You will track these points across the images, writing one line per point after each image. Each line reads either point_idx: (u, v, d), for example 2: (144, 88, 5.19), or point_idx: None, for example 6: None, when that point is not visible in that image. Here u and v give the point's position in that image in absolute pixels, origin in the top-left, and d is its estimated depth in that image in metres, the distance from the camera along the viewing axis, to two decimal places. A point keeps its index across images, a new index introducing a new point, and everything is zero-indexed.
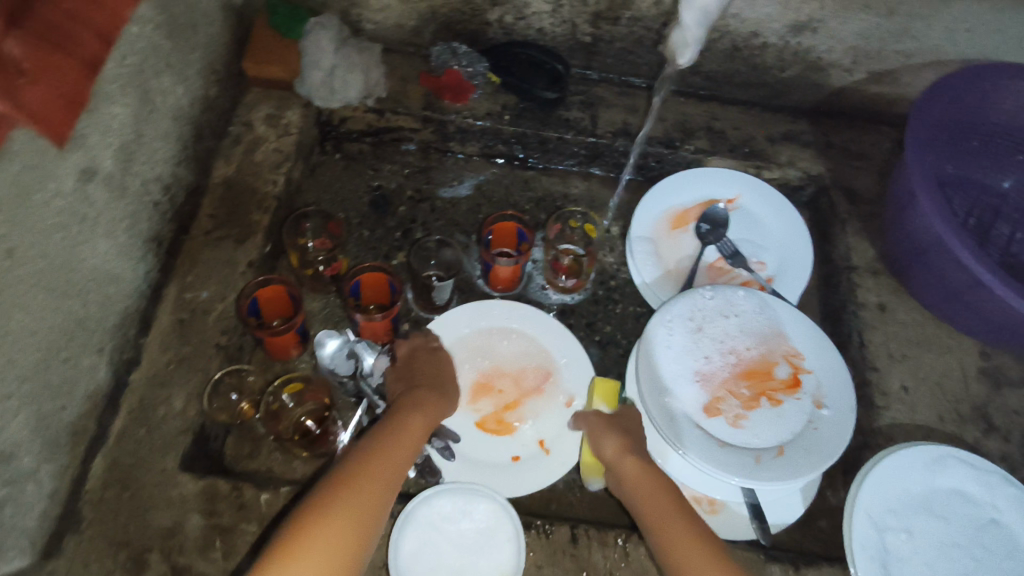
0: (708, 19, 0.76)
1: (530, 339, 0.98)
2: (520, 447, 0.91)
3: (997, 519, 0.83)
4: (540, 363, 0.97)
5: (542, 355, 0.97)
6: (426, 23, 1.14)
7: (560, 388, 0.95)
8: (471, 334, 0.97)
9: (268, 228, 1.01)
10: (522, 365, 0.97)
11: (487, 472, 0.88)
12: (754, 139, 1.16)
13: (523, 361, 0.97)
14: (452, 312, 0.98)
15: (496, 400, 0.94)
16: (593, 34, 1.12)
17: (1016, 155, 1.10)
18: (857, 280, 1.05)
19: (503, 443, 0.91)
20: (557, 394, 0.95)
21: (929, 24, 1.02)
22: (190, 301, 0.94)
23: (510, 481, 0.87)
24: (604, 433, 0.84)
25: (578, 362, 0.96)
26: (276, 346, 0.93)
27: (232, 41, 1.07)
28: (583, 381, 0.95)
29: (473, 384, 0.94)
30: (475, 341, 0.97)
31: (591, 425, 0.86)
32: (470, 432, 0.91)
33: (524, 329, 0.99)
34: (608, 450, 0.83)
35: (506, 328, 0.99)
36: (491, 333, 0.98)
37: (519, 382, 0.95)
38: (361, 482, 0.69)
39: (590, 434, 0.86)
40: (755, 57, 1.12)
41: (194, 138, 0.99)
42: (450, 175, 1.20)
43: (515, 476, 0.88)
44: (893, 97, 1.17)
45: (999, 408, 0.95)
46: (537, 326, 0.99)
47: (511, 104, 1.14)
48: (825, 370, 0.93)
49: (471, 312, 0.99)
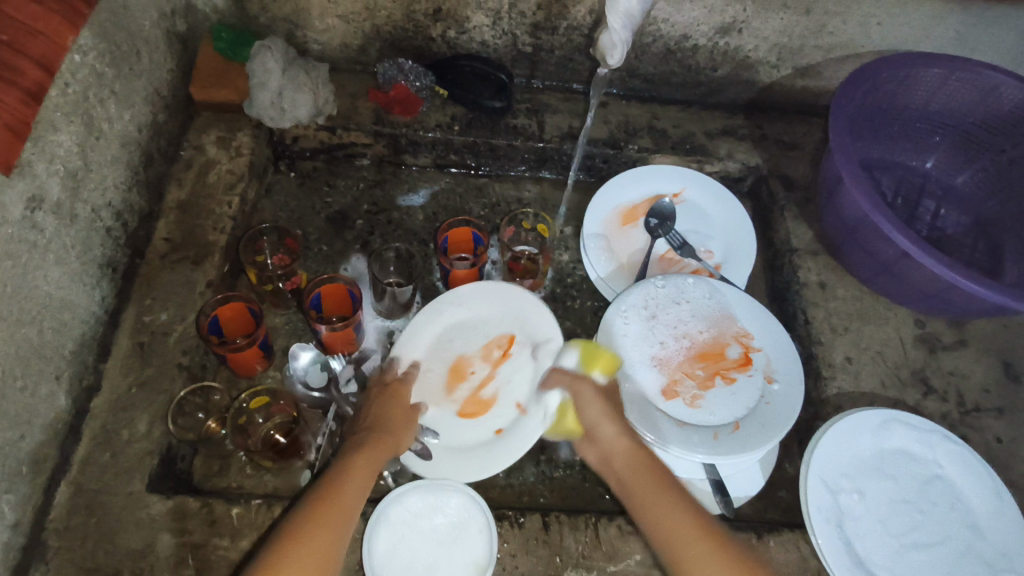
0: (633, 21, 0.79)
1: (490, 312, 1.01)
2: (501, 419, 0.93)
3: (939, 474, 0.89)
4: (503, 331, 0.99)
5: (503, 324, 1.00)
6: (371, 42, 1.18)
7: (526, 349, 0.97)
8: (435, 332, 0.99)
9: (225, 247, 1.02)
10: (486, 338, 0.99)
11: (477, 452, 0.91)
12: (693, 136, 1.22)
13: (487, 335, 0.99)
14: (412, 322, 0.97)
15: (472, 382, 0.96)
16: (534, 44, 1.17)
17: (932, 137, 1.19)
18: (799, 261, 1.10)
19: (486, 421, 0.93)
20: (523, 352, 0.97)
21: (843, 20, 1.09)
22: (148, 324, 0.94)
23: (497, 455, 0.90)
24: (605, 413, 0.84)
25: (536, 314, 0.98)
26: (239, 362, 0.93)
27: (178, 67, 1.09)
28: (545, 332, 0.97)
29: (446, 379, 0.96)
30: (439, 344, 0.98)
31: (586, 398, 0.85)
32: (454, 422, 0.93)
33: (480, 303, 1.01)
34: (607, 429, 0.83)
35: (464, 312, 1.00)
36: (451, 328, 1.00)
37: (488, 357, 0.98)
38: (303, 547, 0.68)
39: (584, 407, 0.85)
40: (688, 59, 1.18)
41: (145, 164, 1.00)
42: (405, 187, 1.22)
43: (501, 447, 0.90)
44: (819, 90, 1.24)
45: (936, 370, 1.01)
46: (491, 297, 1.01)
47: (459, 115, 1.18)
48: (773, 346, 0.97)
49: (430, 311, 0.99)
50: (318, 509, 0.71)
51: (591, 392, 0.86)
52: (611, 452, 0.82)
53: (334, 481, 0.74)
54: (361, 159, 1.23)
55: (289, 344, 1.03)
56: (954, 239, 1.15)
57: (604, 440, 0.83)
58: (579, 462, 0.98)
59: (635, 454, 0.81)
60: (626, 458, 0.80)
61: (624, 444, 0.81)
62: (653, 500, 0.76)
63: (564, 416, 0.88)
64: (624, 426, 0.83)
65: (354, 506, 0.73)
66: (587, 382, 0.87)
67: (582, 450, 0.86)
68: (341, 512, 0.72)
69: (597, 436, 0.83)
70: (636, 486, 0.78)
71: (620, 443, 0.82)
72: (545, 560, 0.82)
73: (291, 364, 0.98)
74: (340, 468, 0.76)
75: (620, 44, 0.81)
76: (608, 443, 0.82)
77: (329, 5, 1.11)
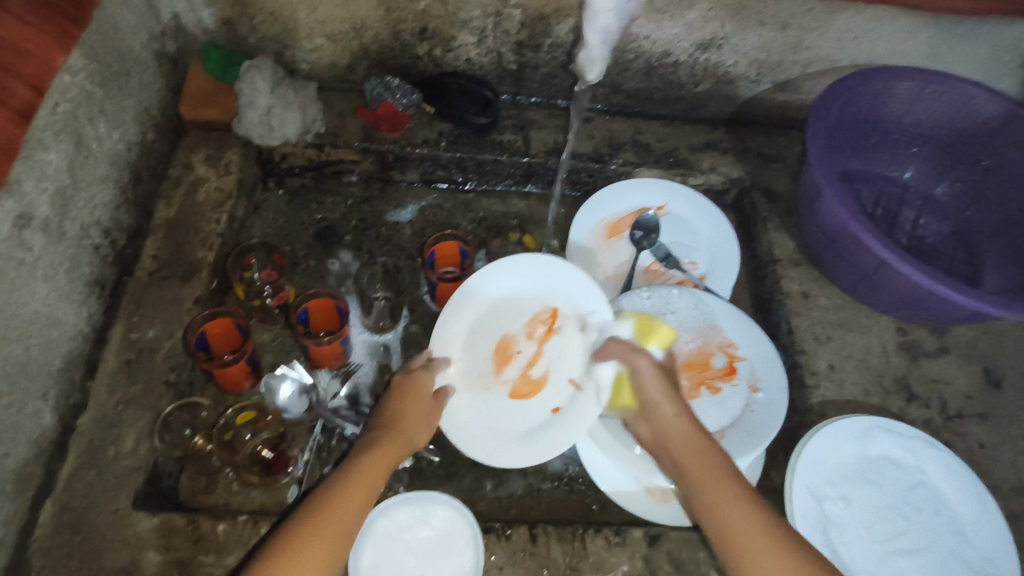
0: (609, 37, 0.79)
1: (528, 284, 0.97)
2: (557, 396, 0.92)
3: (923, 480, 0.90)
4: (543, 304, 0.96)
5: (541, 297, 0.96)
6: (359, 60, 1.20)
7: (571, 320, 0.94)
8: (474, 313, 0.96)
9: (213, 264, 1.03)
10: (529, 314, 0.96)
11: (537, 435, 0.90)
12: (677, 149, 1.24)
13: (527, 311, 0.96)
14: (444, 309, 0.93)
15: (519, 362, 0.94)
16: (519, 62, 1.19)
17: (909, 149, 1.21)
18: (782, 271, 1.12)
19: (541, 401, 0.92)
20: (569, 325, 0.94)
21: (819, 35, 1.12)
22: (136, 341, 0.94)
23: (559, 435, 0.89)
24: (666, 392, 0.82)
25: (575, 281, 0.93)
26: (227, 379, 0.94)
27: (167, 87, 1.10)
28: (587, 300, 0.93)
29: (490, 367, 0.94)
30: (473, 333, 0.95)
31: (643, 376, 0.83)
32: (508, 405, 0.92)
33: (508, 279, 0.96)
34: (666, 409, 0.82)
35: (494, 292, 0.96)
36: (485, 312, 0.96)
37: (531, 334, 0.95)
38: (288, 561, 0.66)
39: (642, 380, 0.83)
40: (670, 74, 1.21)
41: (134, 183, 1.01)
42: (393, 203, 1.24)
43: (562, 427, 0.89)
44: (798, 104, 1.27)
45: (918, 377, 1.02)
46: (521, 269, 0.96)
47: (446, 131, 1.20)
48: (758, 356, 0.99)
49: (463, 291, 0.95)
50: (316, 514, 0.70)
51: (654, 365, 0.84)
52: (668, 433, 0.81)
53: (337, 484, 0.74)
54: (349, 176, 1.24)
55: (277, 359, 1.03)
56: (934, 248, 1.17)
57: (661, 420, 0.82)
58: (567, 474, 0.98)
59: (692, 436, 0.80)
60: (683, 439, 0.80)
61: (683, 425, 0.80)
62: (713, 485, 0.75)
63: (619, 392, 0.88)
64: (683, 407, 0.82)
65: (357, 511, 0.73)
66: (644, 352, 0.85)
67: (636, 424, 0.86)
68: (343, 518, 0.71)
69: (655, 414, 0.83)
70: (695, 469, 0.77)
71: (678, 424, 0.81)
72: (533, 572, 0.83)
73: (275, 399, 0.97)
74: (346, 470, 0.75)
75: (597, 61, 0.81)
76: (665, 422, 0.81)
77: (316, 26, 1.13)
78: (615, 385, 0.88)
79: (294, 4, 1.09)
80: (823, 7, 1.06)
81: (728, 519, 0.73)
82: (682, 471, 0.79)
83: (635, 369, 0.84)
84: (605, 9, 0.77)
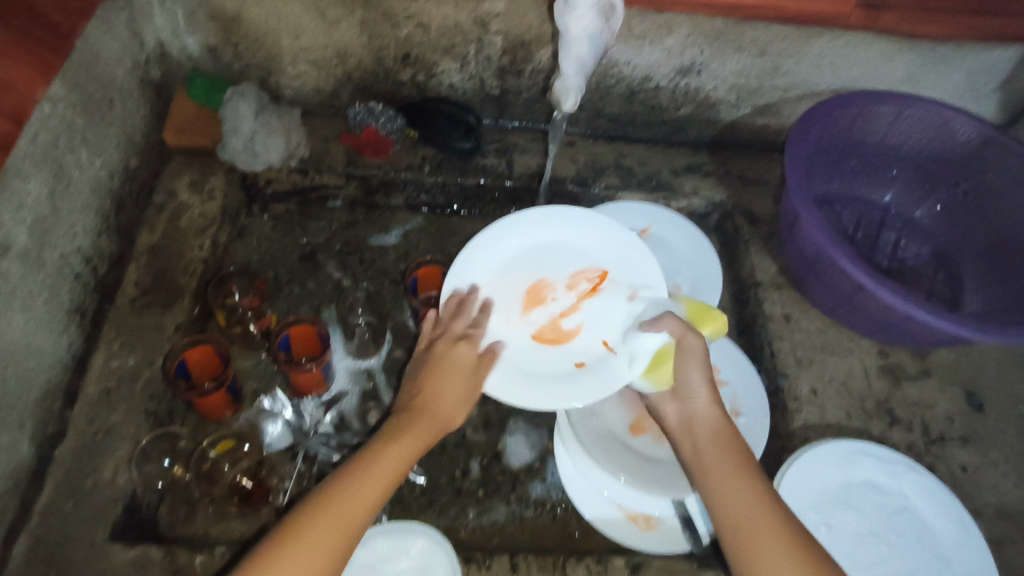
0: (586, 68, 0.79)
1: (579, 241, 0.99)
2: (585, 351, 0.90)
3: (905, 505, 0.90)
4: (596, 265, 0.97)
5: (595, 258, 0.98)
6: (342, 86, 1.20)
7: (621, 287, 0.95)
8: (513, 254, 0.98)
9: (195, 291, 1.03)
10: (575, 270, 0.97)
11: (554, 381, 0.87)
12: (659, 173, 1.26)
13: (578, 267, 0.97)
14: (481, 242, 0.96)
15: (552, 309, 0.94)
16: (501, 87, 1.20)
17: (888, 172, 1.22)
18: (764, 294, 1.12)
19: (565, 352, 0.90)
20: (616, 291, 0.94)
21: (797, 61, 1.13)
22: (116, 369, 0.94)
23: (578, 385, 0.86)
24: (706, 380, 0.81)
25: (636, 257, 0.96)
26: (208, 408, 0.93)
27: (151, 114, 1.11)
28: (645, 273, 0.95)
29: (524, 300, 0.94)
30: (516, 266, 0.97)
31: (692, 360, 0.79)
32: (529, 344, 0.90)
33: (565, 232, 1.00)
34: (702, 397, 0.81)
35: (548, 238, 0.99)
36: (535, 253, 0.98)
37: (573, 287, 0.95)
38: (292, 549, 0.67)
39: (684, 366, 0.80)
40: (651, 99, 1.22)
41: (116, 210, 1.01)
42: (377, 227, 1.24)
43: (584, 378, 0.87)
44: (779, 127, 1.28)
45: (900, 400, 1.02)
46: (571, 222, 1.00)
47: (430, 156, 1.21)
48: (739, 381, 1.00)
49: (504, 230, 0.98)
50: (351, 483, 0.73)
51: (702, 352, 0.80)
52: (697, 420, 0.81)
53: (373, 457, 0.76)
54: (334, 201, 1.24)
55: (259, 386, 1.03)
56: (915, 270, 1.17)
57: (694, 405, 0.82)
58: (550, 500, 0.98)
59: (718, 428, 0.81)
60: (711, 428, 0.81)
61: (716, 414, 0.81)
62: (730, 474, 0.77)
63: (661, 364, 0.82)
64: (717, 398, 0.82)
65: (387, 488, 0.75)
66: (699, 334, 0.80)
67: (665, 405, 0.85)
68: (373, 492, 0.74)
69: (690, 400, 0.82)
70: (716, 456, 0.78)
71: (711, 413, 0.81)
72: None
73: (265, 440, 0.95)
74: (384, 443, 0.78)
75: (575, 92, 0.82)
76: (697, 409, 0.82)
77: (300, 52, 1.14)
78: (655, 358, 0.83)
79: (279, 31, 1.10)
80: (800, 33, 1.08)
81: (742, 506, 0.74)
82: (700, 456, 0.80)
83: (684, 350, 0.80)
84: (577, 38, 0.77)
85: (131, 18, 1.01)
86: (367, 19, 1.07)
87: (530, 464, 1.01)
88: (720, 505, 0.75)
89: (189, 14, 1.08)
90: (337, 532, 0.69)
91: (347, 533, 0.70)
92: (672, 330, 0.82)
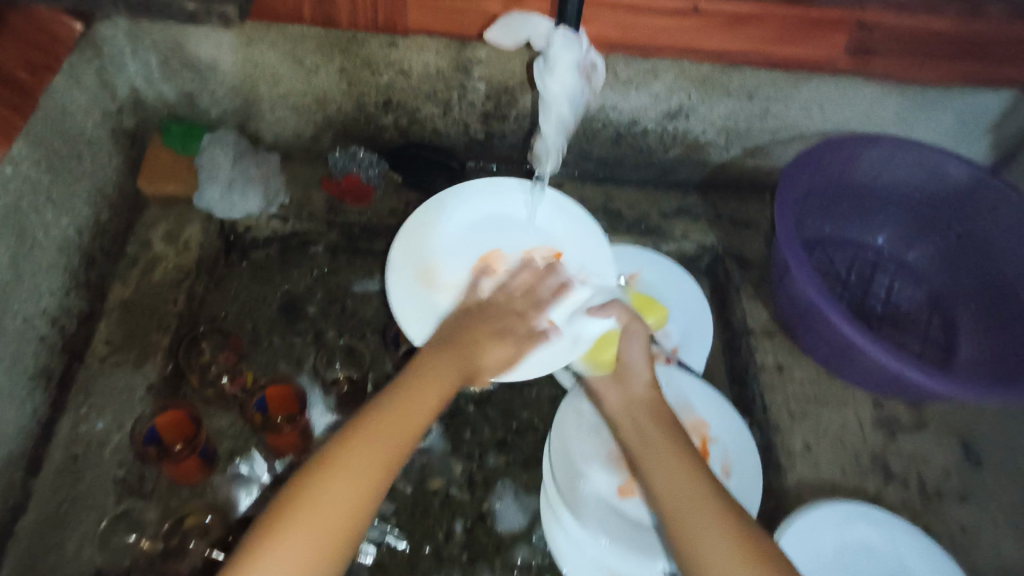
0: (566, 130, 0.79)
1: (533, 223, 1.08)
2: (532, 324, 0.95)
3: (902, 571, 0.87)
4: (548, 246, 1.06)
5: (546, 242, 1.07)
6: (323, 131, 1.17)
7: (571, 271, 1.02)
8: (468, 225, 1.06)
9: (168, 347, 0.99)
10: (527, 248, 1.05)
11: None
12: (648, 217, 1.24)
13: (531, 249, 1.05)
14: (440, 206, 1.05)
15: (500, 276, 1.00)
16: (486, 131, 1.17)
17: (880, 214, 1.20)
18: (756, 343, 1.09)
19: None
20: (564, 274, 1.02)
21: (786, 105, 1.11)
22: (82, 434, 0.90)
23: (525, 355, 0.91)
24: (645, 359, 0.92)
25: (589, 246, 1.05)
26: (178, 474, 0.88)
27: (125, 163, 1.08)
28: (593, 261, 1.04)
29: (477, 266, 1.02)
30: (472, 236, 1.06)
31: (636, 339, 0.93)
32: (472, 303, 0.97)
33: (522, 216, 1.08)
34: (642, 375, 0.91)
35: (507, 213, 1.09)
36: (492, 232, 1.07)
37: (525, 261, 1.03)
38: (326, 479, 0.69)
39: (628, 345, 0.93)
40: (639, 142, 1.19)
41: (86, 265, 0.98)
42: (360, 273, 1.21)
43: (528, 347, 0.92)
44: (769, 169, 1.26)
45: (896, 455, 0.99)
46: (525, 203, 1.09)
47: (413, 201, 1.18)
48: (731, 438, 0.96)
49: (462, 201, 1.07)
50: (404, 401, 0.77)
51: (644, 338, 0.93)
52: (638, 399, 0.89)
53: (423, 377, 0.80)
54: (314, 247, 1.21)
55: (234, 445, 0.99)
56: (910, 314, 1.14)
57: (634, 383, 0.90)
58: (535, 565, 0.94)
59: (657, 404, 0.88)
60: (650, 407, 0.88)
61: (652, 395, 0.89)
62: (665, 450, 0.82)
63: (604, 349, 0.95)
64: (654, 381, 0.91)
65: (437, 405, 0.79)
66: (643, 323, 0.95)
67: (607, 385, 0.92)
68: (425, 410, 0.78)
69: (632, 380, 0.91)
70: (655, 433, 0.85)
71: (648, 393, 0.89)
72: None
73: (239, 509, 0.90)
74: (431, 364, 0.82)
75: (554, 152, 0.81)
76: (637, 387, 0.90)
77: (279, 98, 1.11)
78: (598, 343, 0.95)
79: (256, 79, 1.08)
80: (788, 78, 1.05)
81: (674, 478, 0.79)
82: (642, 433, 0.86)
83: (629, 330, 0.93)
84: (554, 98, 0.78)
85: (101, 68, 0.99)
86: (346, 67, 1.05)
87: (518, 527, 0.97)
88: (655, 478, 0.80)
89: (163, 62, 1.05)
90: (395, 443, 0.74)
91: (403, 445, 0.75)
92: (620, 316, 0.94)
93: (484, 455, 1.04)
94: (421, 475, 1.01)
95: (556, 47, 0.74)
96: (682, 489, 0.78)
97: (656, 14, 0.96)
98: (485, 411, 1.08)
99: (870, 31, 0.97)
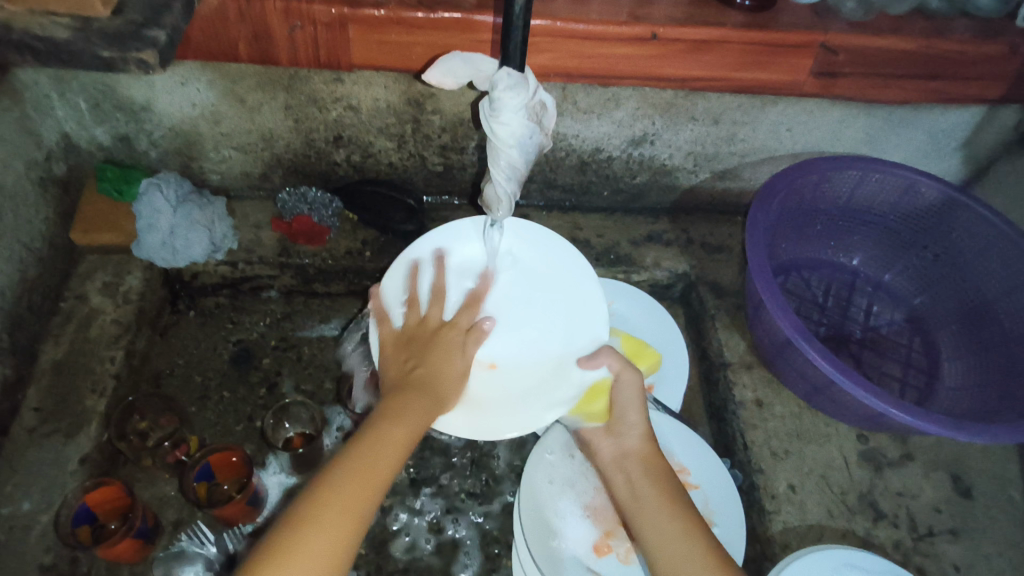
0: (517, 176, 0.75)
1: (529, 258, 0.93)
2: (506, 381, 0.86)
3: None
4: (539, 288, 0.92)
5: (535, 280, 0.92)
6: (273, 169, 1.10)
7: (559, 320, 0.90)
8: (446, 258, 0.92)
9: (105, 413, 0.92)
10: (516, 286, 0.91)
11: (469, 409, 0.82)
12: (618, 245, 1.19)
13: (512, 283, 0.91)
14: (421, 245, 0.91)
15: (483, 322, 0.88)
16: (444, 164, 1.11)
17: (855, 235, 1.16)
18: (734, 377, 1.05)
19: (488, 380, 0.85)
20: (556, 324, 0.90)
21: (753, 129, 1.08)
22: (6, 517, 0.82)
23: (497, 419, 0.82)
24: (640, 411, 0.83)
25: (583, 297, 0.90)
26: (111, 556, 0.82)
27: (56, 213, 1.01)
28: (586, 305, 0.90)
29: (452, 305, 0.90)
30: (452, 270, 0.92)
31: (629, 386, 0.83)
32: None
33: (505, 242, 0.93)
34: (636, 429, 0.82)
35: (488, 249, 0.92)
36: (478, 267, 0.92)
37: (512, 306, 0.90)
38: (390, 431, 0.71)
39: (622, 397, 0.83)
40: (604, 169, 1.14)
41: (10, 328, 0.90)
42: (316, 317, 1.15)
43: (509, 410, 0.83)
44: (740, 191, 1.22)
45: (884, 492, 0.95)
46: (522, 242, 0.93)
47: (371, 239, 1.12)
48: (711, 483, 0.92)
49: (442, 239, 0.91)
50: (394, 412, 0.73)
51: (637, 386, 0.83)
52: (631, 451, 0.82)
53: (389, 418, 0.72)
54: (268, 291, 1.14)
55: (181, 516, 0.93)
56: (890, 338, 1.10)
57: (627, 433, 0.82)
58: None
59: (654, 459, 0.81)
60: (646, 462, 0.81)
61: (648, 449, 0.82)
62: (661, 511, 0.76)
63: (594, 400, 0.85)
64: (651, 432, 0.83)
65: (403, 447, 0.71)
66: (637, 371, 0.84)
67: (601, 439, 0.84)
68: (393, 455, 0.70)
69: (626, 428, 0.83)
70: (649, 490, 0.78)
71: (643, 447, 0.82)
72: None
73: None
74: (398, 403, 0.73)
75: (506, 198, 0.78)
76: (630, 440, 0.82)
77: (222, 138, 1.04)
78: (587, 393, 0.86)
79: (196, 119, 1.01)
80: (753, 101, 1.03)
81: (669, 544, 0.73)
82: (636, 493, 0.79)
83: (619, 382, 0.83)
84: (503, 144, 0.73)
85: (22, 116, 0.92)
86: (291, 103, 0.99)
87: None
88: (649, 543, 0.74)
89: (94, 105, 0.98)
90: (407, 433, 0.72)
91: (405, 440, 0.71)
92: (611, 364, 0.84)
93: (453, 512, 0.98)
94: (385, 536, 0.95)
95: (500, 89, 0.70)
96: (677, 555, 0.72)
97: (613, 42, 0.88)
98: (453, 461, 1.02)
99: (836, 53, 0.92)
